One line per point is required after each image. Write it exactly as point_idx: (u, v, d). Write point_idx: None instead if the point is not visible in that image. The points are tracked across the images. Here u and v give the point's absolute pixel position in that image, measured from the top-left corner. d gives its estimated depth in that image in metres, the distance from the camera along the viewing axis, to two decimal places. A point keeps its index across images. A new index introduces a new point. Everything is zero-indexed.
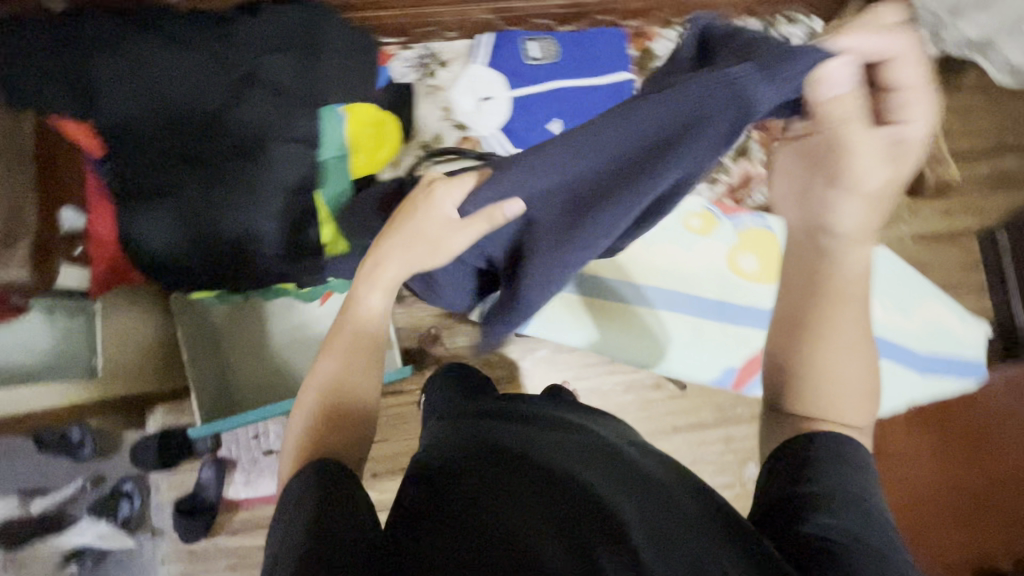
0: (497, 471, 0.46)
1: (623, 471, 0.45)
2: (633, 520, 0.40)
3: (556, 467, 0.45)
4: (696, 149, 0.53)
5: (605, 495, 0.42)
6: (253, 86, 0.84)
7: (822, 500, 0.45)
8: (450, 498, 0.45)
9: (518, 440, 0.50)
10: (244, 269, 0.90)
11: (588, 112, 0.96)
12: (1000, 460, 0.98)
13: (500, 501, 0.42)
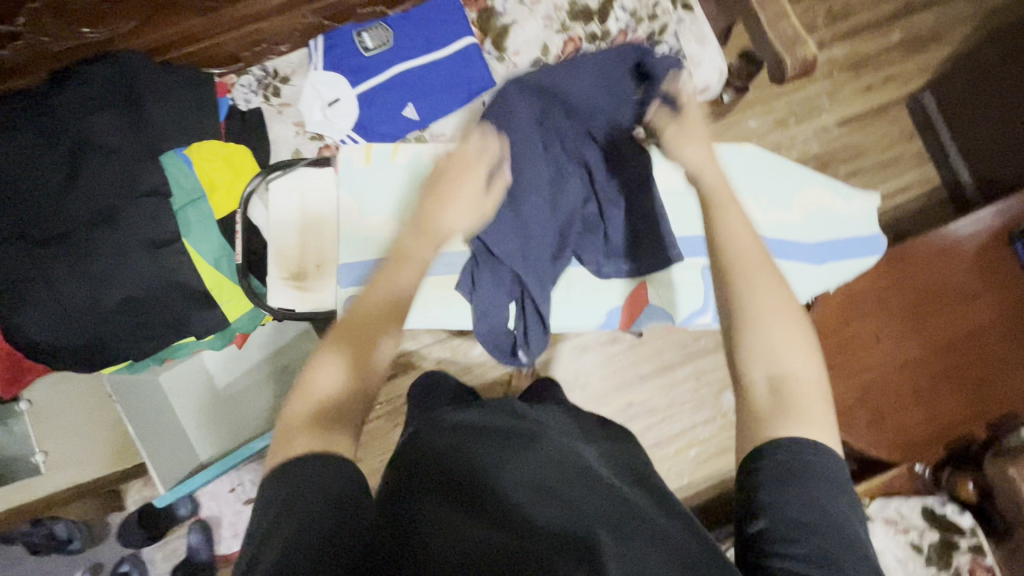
0: (470, 477, 0.48)
1: (600, 496, 0.46)
2: (610, 545, 0.41)
3: (527, 487, 0.47)
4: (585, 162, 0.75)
5: (586, 520, 0.43)
6: (102, 142, 0.83)
7: (799, 490, 0.40)
8: (428, 497, 0.46)
9: (501, 450, 0.51)
10: (135, 337, 0.87)
11: (437, 87, 0.94)
12: (950, 327, 0.95)
13: (473, 513, 0.44)
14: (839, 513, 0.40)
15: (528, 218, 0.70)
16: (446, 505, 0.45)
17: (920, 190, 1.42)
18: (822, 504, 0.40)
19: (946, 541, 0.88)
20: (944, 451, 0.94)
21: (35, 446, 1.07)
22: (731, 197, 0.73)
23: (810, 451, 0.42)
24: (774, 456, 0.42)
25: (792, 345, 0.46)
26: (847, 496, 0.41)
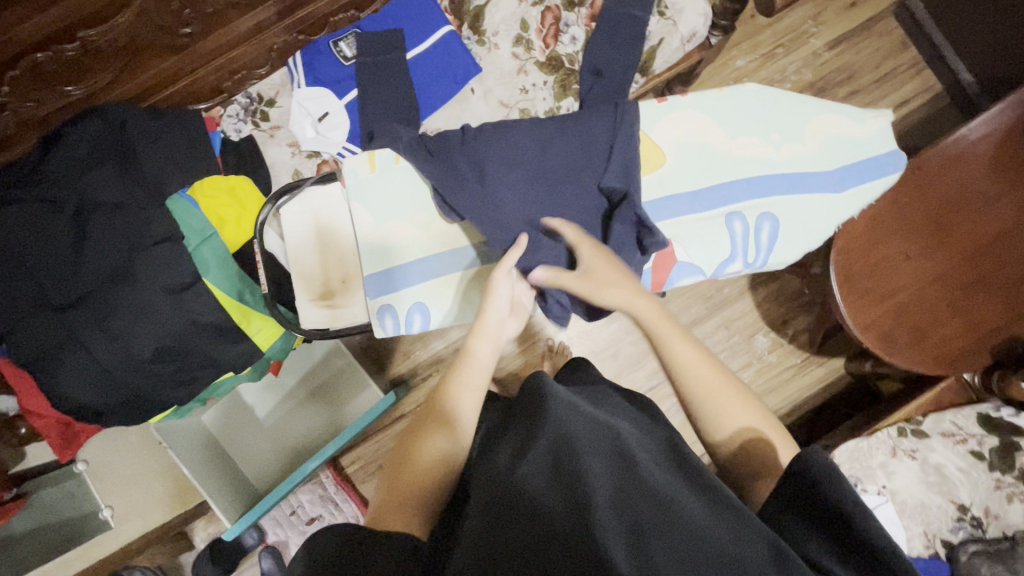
0: (492, 503, 0.45)
1: (634, 485, 0.45)
2: (658, 540, 0.41)
3: (540, 491, 0.45)
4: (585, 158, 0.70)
5: (596, 503, 0.43)
6: (98, 197, 0.83)
7: (836, 493, 0.45)
8: (467, 532, 0.44)
9: (512, 457, 0.49)
10: (175, 383, 0.88)
11: (423, 83, 0.93)
12: (976, 232, 0.93)
13: (499, 518, 0.43)
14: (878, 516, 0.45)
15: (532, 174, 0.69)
16: (477, 539, 0.43)
17: (922, 99, 1.39)
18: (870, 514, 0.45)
19: (1007, 443, 0.88)
20: (993, 355, 0.92)
21: (101, 501, 1.09)
22: (741, 139, 0.72)
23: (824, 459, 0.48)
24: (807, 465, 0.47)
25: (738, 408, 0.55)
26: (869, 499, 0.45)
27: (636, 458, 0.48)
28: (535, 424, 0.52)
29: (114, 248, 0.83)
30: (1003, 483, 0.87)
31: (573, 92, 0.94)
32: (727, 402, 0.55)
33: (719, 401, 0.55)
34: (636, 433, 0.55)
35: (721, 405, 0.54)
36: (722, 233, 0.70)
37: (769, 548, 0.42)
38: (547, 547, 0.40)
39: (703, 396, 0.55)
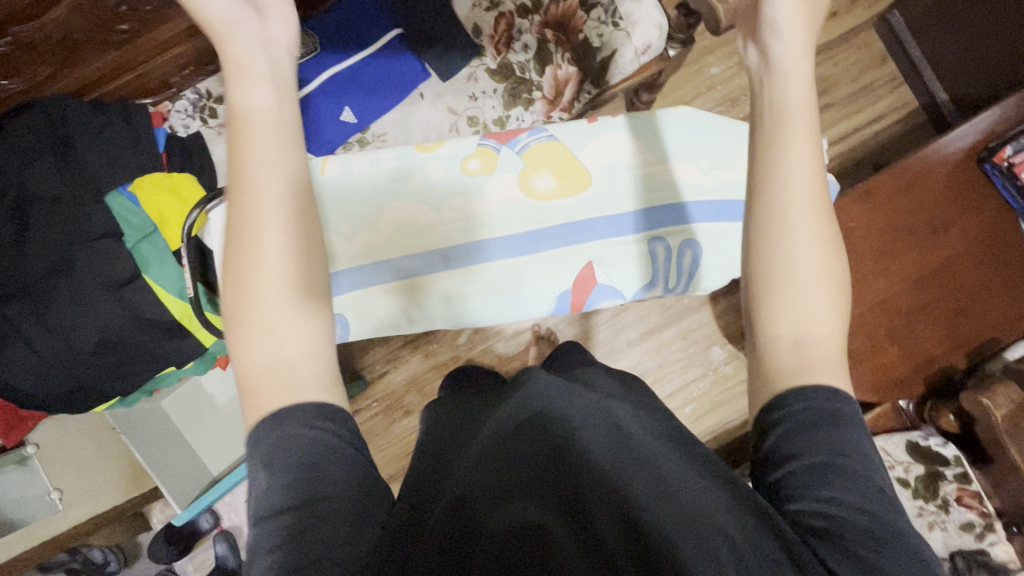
0: (481, 460, 0.45)
1: (633, 450, 0.44)
2: (647, 492, 0.40)
3: (520, 459, 0.44)
4: None
5: (585, 461, 0.42)
6: (38, 189, 0.83)
7: (813, 435, 0.41)
8: (449, 486, 0.43)
9: (501, 428, 0.49)
10: (116, 376, 0.89)
11: (372, 87, 0.93)
12: (923, 260, 0.93)
13: (481, 487, 0.41)
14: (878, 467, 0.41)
15: None
16: (461, 489, 0.42)
17: (895, 116, 1.37)
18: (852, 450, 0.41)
19: (931, 472, 0.90)
20: (926, 384, 0.93)
21: (50, 483, 1.12)
22: (670, 163, 0.72)
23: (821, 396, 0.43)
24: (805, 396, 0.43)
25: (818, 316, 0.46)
26: (863, 437, 0.42)
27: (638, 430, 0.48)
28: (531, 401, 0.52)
29: (50, 241, 0.83)
30: (926, 510, 0.89)
31: (524, 100, 0.94)
32: (807, 303, 0.46)
33: (804, 297, 0.46)
34: (639, 407, 0.55)
35: (797, 305, 0.46)
36: (642, 257, 0.71)
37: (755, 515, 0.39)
38: (537, 498, 0.40)
39: (786, 289, 0.46)
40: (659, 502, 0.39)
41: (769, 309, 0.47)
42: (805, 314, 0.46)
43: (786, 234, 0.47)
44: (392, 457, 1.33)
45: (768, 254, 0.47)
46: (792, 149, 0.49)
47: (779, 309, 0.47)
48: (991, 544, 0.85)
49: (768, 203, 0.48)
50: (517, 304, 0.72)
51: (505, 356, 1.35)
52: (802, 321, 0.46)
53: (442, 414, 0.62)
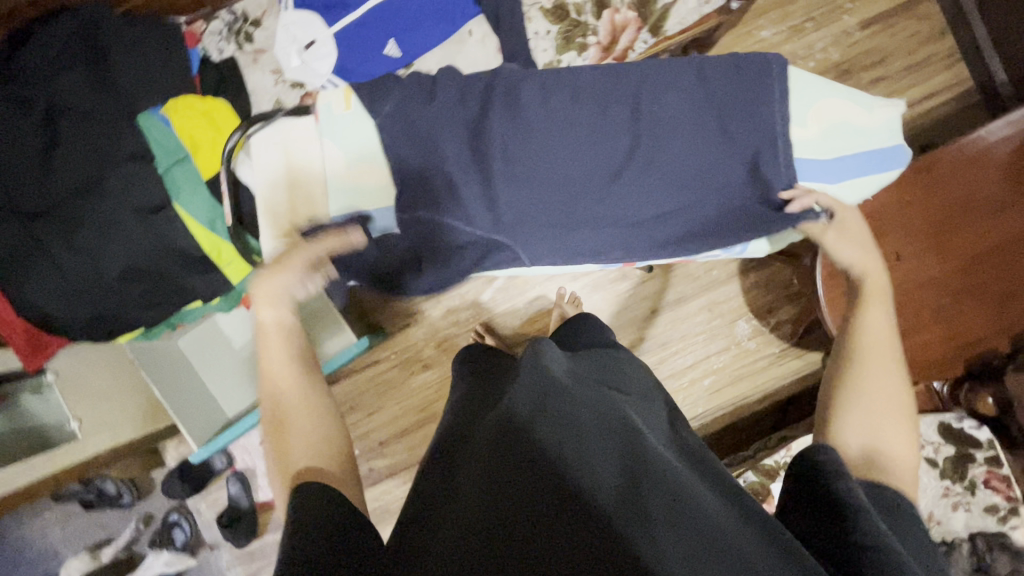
0: (485, 487, 0.47)
1: (638, 471, 0.47)
2: (659, 512, 0.44)
3: (524, 470, 0.47)
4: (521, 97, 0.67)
5: (587, 486, 0.46)
6: (65, 103, 0.79)
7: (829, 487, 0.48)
8: (452, 520, 0.46)
9: (498, 441, 0.50)
10: (144, 305, 0.87)
11: (420, 18, 0.87)
12: (977, 240, 0.90)
13: (488, 507, 0.45)
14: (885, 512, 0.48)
15: (531, 106, 0.67)
16: (464, 521, 0.45)
17: (949, 94, 1.32)
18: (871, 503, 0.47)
19: (960, 454, 0.89)
20: (965, 367, 0.90)
21: (70, 412, 1.09)
22: None
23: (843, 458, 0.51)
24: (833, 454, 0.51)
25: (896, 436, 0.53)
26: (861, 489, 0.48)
27: (641, 439, 0.51)
28: (524, 401, 0.53)
29: (77, 159, 0.79)
30: (952, 491, 0.89)
31: (577, 46, 0.89)
32: (885, 425, 0.53)
33: (874, 414, 0.54)
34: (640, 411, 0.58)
35: (874, 421, 0.53)
36: None
37: (771, 536, 0.44)
38: (551, 532, 0.43)
39: (859, 395, 0.55)
40: (665, 535, 0.43)
41: (845, 415, 0.54)
42: (877, 431, 0.53)
43: (856, 366, 0.57)
44: (408, 410, 1.33)
45: (839, 375, 0.57)
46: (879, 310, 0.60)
47: (854, 417, 0.54)
48: (1011, 528, 0.85)
49: (849, 349, 0.58)
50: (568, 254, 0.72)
51: (527, 316, 1.34)
52: (877, 435, 0.53)
53: (462, 418, 0.68)
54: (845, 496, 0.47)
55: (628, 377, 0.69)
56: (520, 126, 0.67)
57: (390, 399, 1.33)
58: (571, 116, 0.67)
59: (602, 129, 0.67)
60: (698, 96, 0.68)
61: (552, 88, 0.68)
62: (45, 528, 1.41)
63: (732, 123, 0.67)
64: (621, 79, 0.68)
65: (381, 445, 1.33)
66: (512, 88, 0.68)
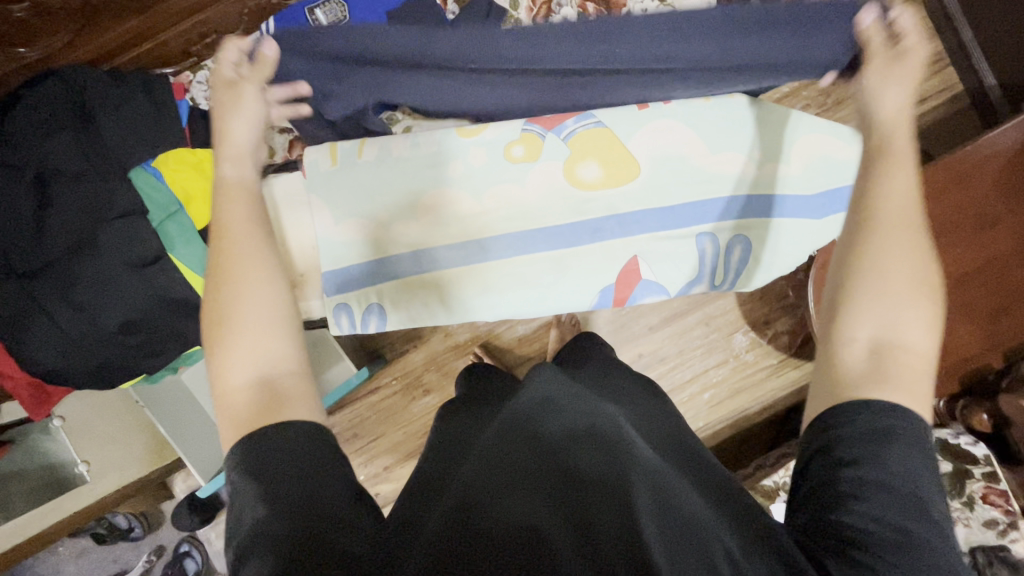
0: (475, 476, 0.46)
1: (623, 464, 0.46)
2: (645, 500, 0.43)
3: (520, 464, 0.48)
4: (478, 153, 0.73)
5: (579, 472, 0.46)
6: (56, 163, 0.80)
7: (862, 451, 0.42)
8: (439, 508, 0.44)
9: (493, 440, 0.51)
10: (143, 354, 0.88)
11: None
12: (965, 256, 0.90)
13: (482, 495, 0.45)
14: (916, 477, 0.41)
15: (495, 157, 0.73)
16: (454, 505, 0.43)
17: (938, 100, 1.32)
18: (900, 476, 0.41)
19: (959, 470, 0.90)
20: (959, 384, 0.92)
21: (78, 457, 1.12)
22: (719, 156, 0.73)
23: (871, 412, 0.44)
24: (856, 416, 0.44)
25: (915, 326, 0.48)
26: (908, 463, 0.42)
27: (632, 440, 0.51)
28: (524, 412, 0.55)
29: (70, 217, 0.80)
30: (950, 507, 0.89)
31: None
32: (898, 314, 0.48)
33: (886, 302, 0.49)
34: (631, 418, 0.58)
35: (887, 309, 0.48)
36: (691, 254, 0.74)
37: (762, 538, 0.42)
38: (539, 510, 0.42)
39: (868, 283, 0.50)
40: (651, 518, 0.41)
41: (859, 301, 0.49)
42: (890, 322, 0.48)
43: (876, 245, 0.51)
44: (411, 434, 1.34)
45: (855, 257, 0.52)
46: (893, 192, 0.55)
47: (869, 305, 0.49)
48: (1011, 541, 0.86)
49: (858, 225, 0.53)
50: (559, 297, 0.73)
51: (525, 337, 1.35)
52: (890, 325, 0.48)
53: (457, 416, 0.68)
54: (868, 474, 0.41)
55: (628, 388, 0.69)
56: (487, 179, 0.72)
57: (393, 425, 1.34)
58: (539, 166, 0.73)
59: (560, 179, 0.73)
60: (652, 143, 0.74)
61: (515, 147, 0.73)
62: (58, 565, 1.42)
63: (691, 172, 0.73)
64: (588, 129, 0.73)
65: (385, 470, 1.34)
66: (473, 147, 0.73)
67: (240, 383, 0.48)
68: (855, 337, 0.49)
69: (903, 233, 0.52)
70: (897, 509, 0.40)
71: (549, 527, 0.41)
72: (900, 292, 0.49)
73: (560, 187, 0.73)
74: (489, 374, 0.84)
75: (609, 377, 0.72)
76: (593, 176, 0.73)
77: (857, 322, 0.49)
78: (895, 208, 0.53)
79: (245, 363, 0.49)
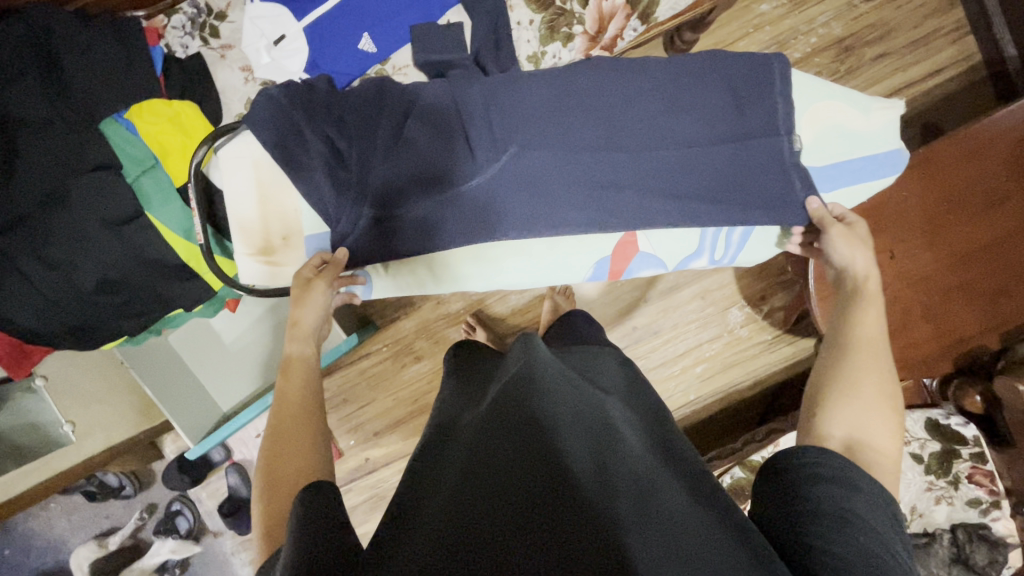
0: (462, 481, 0.45)
1: (610, 469, 0.45)
2: (631, 508, 0.42)
3: (507, 463, 0.46)
4: (476, 97, 0.64)
5: (565, 471, 0.44)
6: (18, 112, 0.75)
7: (827, 490, 0.45)
8: (427, 515, 0.43)
9: (479, 439, 0.50)
10: (123, 316, 0.86)
11: (392, 10, 0.83)
12: (972, 236, 0.88)
13: (467, 500, 0.43)
14: (881, 523, 0.43)
15: (499, 102, 0.64)
16: (442, 514, 0.42)
17: (956, 70, 1.26)
18: (867, 518, 0.43)
19: (947, 450, 0.90)
20: (952, 365, 0.91)
21: (63, 417, 1.10)
22: (741, 118, 0.66)
23: (833, 459, 0.47)
24: (825, 460, 0.47)
25: (884, 431, 0.51)
26: (873, 509, 0.44)
27: (619, 442, 0.49)
28: (512, 402, 0.54)
29: (38, 171, 0.76)
30: (935, 486, 0.90)
31: (562, 36, 0.84)
32: (872, 422, 0.51)
33: (859, 407, 0.52)
34: (622, 410, 0.57)
35: (867, 420, 0.51)
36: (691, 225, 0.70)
37: (745, 546, 0.41)
38: (523, 516, 0.41)
39: (848, 389, 0.53)
40: (638, 531, 0.40)
41: (835, 406, 0.52)
42: (864, 426, 0.51)
43: (854, 356, 0.55)
44: (402, 401, 1.33)
45: (833, 369, 0.55)
46: (869, 309, 0.59)
47: (845, 410, 0.52)
48: (993, 519, 0.87)
49: (843, 337, 0.57)
50: (552, 272, 0.71)
51: (518, 307, 1.32)
52: (865, 430, 0.51)
53: (446, 402, 0.67)
54: (841, 510, 0.43)
55: (619, 372, 0.68)
56: (486, 128, 0.64)
57: (384, 391, 1.33)
58: (545, 114, 0.64)
59: (568, 129, 0.65)
60: (669, 93, 0.66)
61: (518, 90, 0.65)
62: (50, 519, 1.44)
63: (714, 125, 0.66)
64: (597, 78, 0.66)
65: (375, 436, 1.34)
66: (467, 92, 0.64)
67: (295, 455, 0.52)
68: (832, 434, 0.51)
69: (880, 347, 0.56)
70: (866, 536, 0.41)
71: (537, 537, 0.39)
72: (874, 400, 0.52)
73: (568, 141, 0.65)
74: (473, 362, 0.79)
75: (592, 357, 0.70)
76: (606, 128, 0.65)
77: (836, 423, 0.51)
78: (872, 325, 0.58)
79: (293, 442, 0.53)
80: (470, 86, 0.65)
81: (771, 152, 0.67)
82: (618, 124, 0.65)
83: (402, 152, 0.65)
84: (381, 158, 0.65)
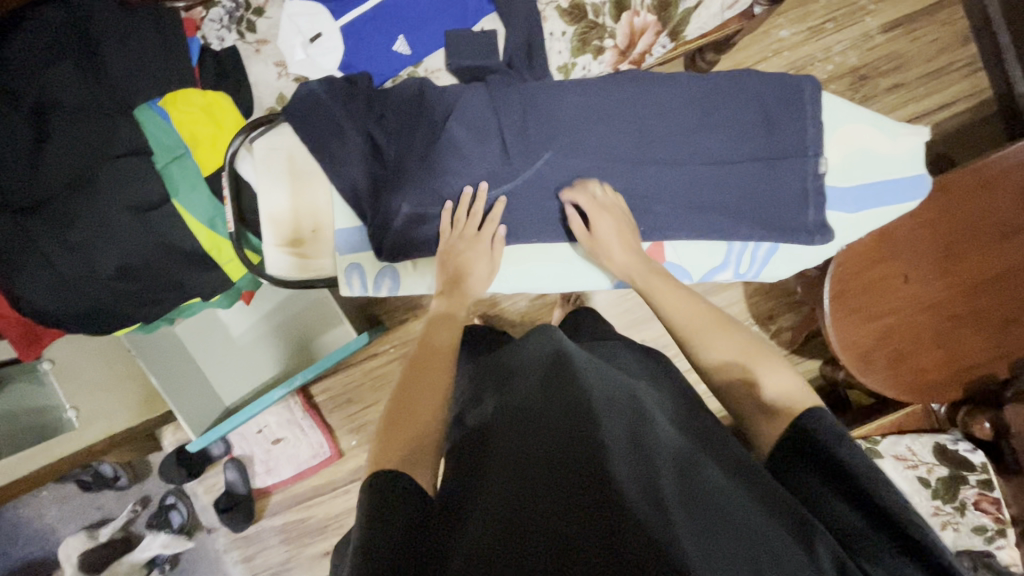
0: (500, 468, 0.45)
1: (647, 449, 0.45)
2: (673, 490, 0.42)
3: (541, 447, 0.45)
4: (513, 103, 0.66)
5: (604, 452, 0.43)
6: (54, 96, 0.76)
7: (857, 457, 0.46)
8: (470, 513, 0.43)
9: (509, 422, 0.49)
10: (139, 302, 0.85)
11: (428, 14, 0.85)
12: (983, 265, 0.89)
13: (506, 490, 0.43)
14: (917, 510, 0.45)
15: (538, 108, 0.66)
16: (485, 508, 0.42)
17: (967, 104, 1.29)
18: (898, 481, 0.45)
19: (954, 475, 0.91)
20: (963, 392, 0.91)
21: (66, 402, 1.10)
22: (772, 138, 0.68)
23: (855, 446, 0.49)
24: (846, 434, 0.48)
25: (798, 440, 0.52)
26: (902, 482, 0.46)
27: (652, 422, 0.49)
28: (540, 382, 0.52)
29: (68, 154, 0.76)
30: (942, 511, 0.90)
31: (592, 49, 0.86)
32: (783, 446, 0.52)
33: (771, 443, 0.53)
34: (649, 391, 0.57)
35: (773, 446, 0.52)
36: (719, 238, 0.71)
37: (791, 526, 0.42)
38: (566, 506, 0.41)
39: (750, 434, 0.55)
40: (684, 514, 0.40)
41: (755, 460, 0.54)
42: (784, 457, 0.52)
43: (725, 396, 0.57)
44: None
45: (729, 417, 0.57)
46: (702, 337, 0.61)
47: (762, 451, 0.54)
48: (997, 547, 0.88)
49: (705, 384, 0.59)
50: (579, 277, 0.72)
51: (528, 314, 1.33)
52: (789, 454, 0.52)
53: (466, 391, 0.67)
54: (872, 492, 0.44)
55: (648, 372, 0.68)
56: (522, 135, 0.65)
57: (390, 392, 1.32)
58: (581, 122, 0.66)
59: (603, 139, 0.66)
60: (704, 107, 0.67)
61: (557, 99, 0.66)
62: (41, 508, 1.41)
63: (746, 142, 0.68)
64: (634, 89, 0.67)
65: None
66: (506, 98, 0.66)
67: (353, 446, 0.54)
68: None
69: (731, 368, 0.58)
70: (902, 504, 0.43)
71: (585, 527, 0.39)
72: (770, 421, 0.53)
73: (604, 150, 0.67)
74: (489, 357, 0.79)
75: (614, 347, 0.69)
76: (641, 138, 0.67)
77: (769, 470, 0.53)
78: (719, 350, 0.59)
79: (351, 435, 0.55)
80: (509, 92, 0.66)
81: (800, 174, 0.68)
82: (653, 135, 0.67)
83: (438, 152, 0.66)
84: (416, 158, 0.66)
